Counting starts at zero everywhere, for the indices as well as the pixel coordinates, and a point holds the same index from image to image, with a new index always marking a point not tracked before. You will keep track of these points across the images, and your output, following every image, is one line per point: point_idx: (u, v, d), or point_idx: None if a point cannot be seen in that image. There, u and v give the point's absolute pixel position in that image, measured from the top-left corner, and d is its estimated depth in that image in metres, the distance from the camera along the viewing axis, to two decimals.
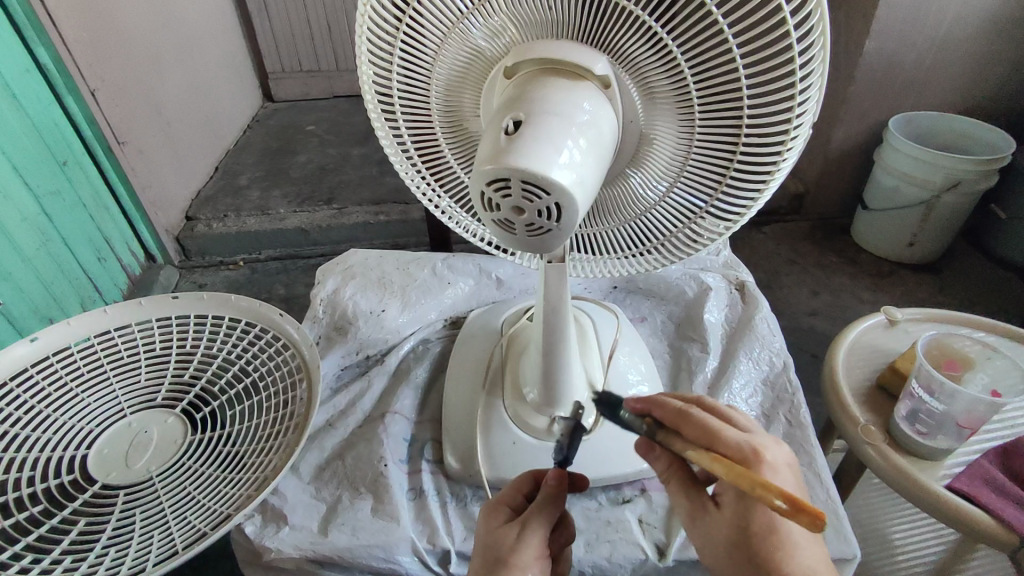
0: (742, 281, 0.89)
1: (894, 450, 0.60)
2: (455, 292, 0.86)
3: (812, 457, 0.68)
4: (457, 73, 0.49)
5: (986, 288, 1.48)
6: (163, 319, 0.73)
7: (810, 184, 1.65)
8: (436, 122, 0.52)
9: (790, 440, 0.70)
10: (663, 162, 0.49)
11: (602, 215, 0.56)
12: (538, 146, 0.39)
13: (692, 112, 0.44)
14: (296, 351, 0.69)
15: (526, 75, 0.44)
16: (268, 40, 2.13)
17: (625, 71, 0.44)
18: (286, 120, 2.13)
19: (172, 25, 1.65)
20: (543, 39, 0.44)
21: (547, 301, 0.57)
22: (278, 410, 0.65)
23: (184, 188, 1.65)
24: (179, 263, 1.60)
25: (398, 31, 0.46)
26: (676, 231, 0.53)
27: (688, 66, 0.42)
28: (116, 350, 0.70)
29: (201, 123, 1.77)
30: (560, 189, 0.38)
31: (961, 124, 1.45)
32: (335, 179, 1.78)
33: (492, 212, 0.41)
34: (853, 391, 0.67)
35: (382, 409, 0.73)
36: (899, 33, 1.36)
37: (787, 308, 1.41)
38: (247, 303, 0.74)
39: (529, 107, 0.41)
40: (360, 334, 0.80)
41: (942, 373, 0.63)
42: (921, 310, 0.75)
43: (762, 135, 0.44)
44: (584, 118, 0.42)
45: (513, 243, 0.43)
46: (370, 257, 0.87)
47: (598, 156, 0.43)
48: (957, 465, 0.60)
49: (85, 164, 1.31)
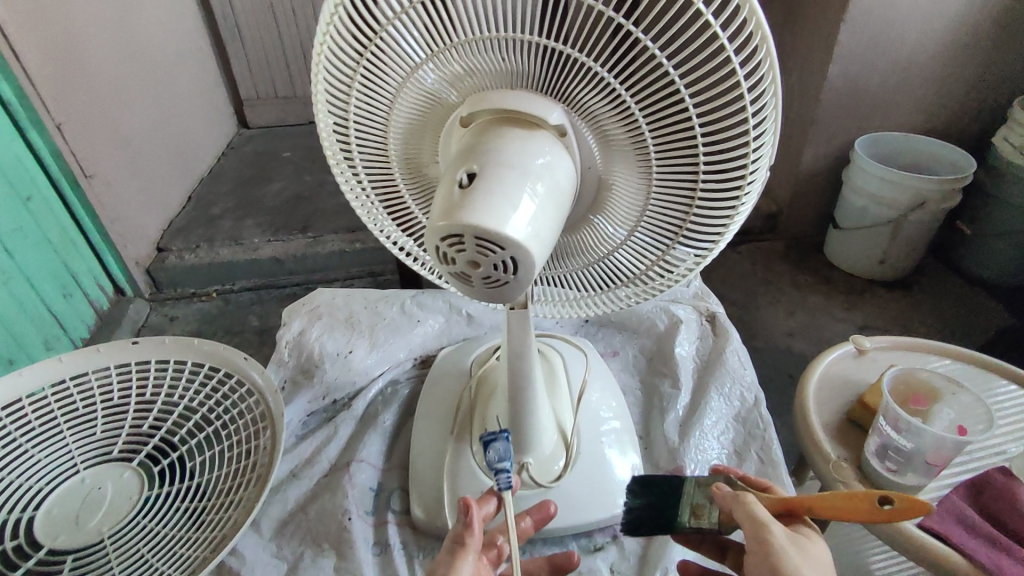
0: (713, 313, 0.89)
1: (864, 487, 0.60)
2: (424, 330, 0.85)
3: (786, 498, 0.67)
4: (413, 120, 0.48)
5: (957, 304, 1.50)
6: (122, 366, 0.70)
7: (783, 205, 1.68)
8: (396, 168, 0.52)
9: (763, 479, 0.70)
10: (623, 209, 0.49)
11: (564, 259, 0.56)
12: (492, 199, 0.38)
13: (649, 159, 0.45)
14: (260, 397, 0.67)
15: (481, 125, 0.44)
16: (242, 68, 2.12)
17: (581, 119, 0.44)
18: (261, 147, 2.11)
19: (144, 56, 1.64)
20: (499, 88, 0.44)
21: (511, 347, 0.56)
22: (242, 461, 0.63)
23: (155, 220, 1.62)
24: (150, 295, 1.57)
25: (351, 81, 0.46)
26: (639, 274, 0.53)
27: (641, 116, 0.42)
28: (71, 400, 0.67)
29: (173, 152, 1.75)
30: (514, 243, 0.38)
31: (925, 145, 1.49)
32: (310, 207, 1.76)
33: (447, 266, 0.41)
34: (823, 424, 0.66)
35: (347, 458, 0.71)
36: (862, 58, 1.39)
37: (763, 329, 1.42)
38: (210, 346, 0.71)
39: (484, 159, 0.41)
40: (326, 377, 0.78)
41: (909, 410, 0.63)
42: (889, 338, 0.75)
43: (719, 180, 0.45)
44: (540, 166, 0.42)
45: (472, 294, 0.42)
46: (338, 295, 0.86)
47: (555, 205, 0.42)
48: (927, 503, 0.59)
49: (49, 197, 1.28)
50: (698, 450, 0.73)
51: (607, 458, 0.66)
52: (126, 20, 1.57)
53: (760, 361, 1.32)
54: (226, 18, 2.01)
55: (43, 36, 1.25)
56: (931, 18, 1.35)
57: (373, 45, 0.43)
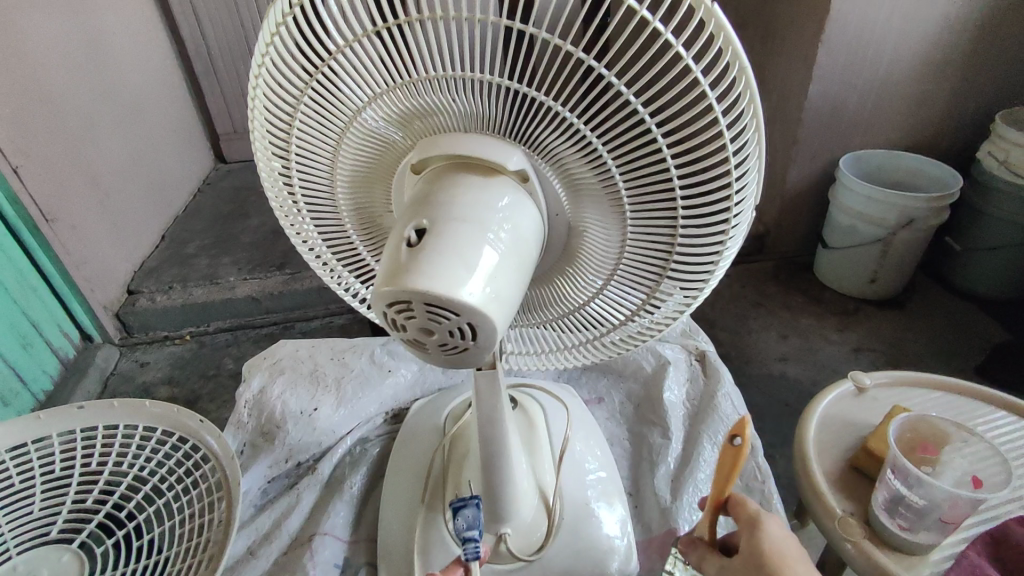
0: (702, 351, 0.84)
1: (873, 544, 0.55)
2: (396, 381, 0.80)
3: None
4: (362, 167, 0.44)
5: (953, 322, 1.46)
6: (65, 433, 0.64)
7: (770, 225, 1.65)
8: (346, 219, 0.48)
9: None
10: (597, 257, 0.45)
11: (537, 308, 0.52)
12: (445, 259, 0.34)
13: (620, 204, 0.41)
14: (217, 463, 0.61)
15: (434, 172, 0.40)
16: (218, 102, 2.09)
17: (544, 162, 0.40)
18: (238, 182, 2.07)
19: (113, 94, 1.60)
20: (452, 131, 0.40)
21: (483, 407, 0.51)
22: (192, 539, 0.58)
23: (126, 261, 1.57)
24: (120, 340, 1.51)
25: (291, 128, 0.42)
26: (617, 325, 0.49)
27: (609, 158, 0.38)
28: (7, 477, 0.62)
29: (145, 191, 1.70)
30: (470, 308, 0.33)
31: (910, 161, 1.47)
32: (288, 242, 1.72)
33: (399, 332, 0.36)
34: (826, 473, 0.61)
35: (309, 532, 0.66)
36: (841, 76, 1.38)
37: (756, 354, 1.37)
38: (162, 408, 0.64)
39: (436, 211, 0.37)
40: (288, 439, 0.73)
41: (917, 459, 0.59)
42: (890, 374, 0.71)
43: (699, 224, 0.41)
44: (500, 216, 0.37)
45: (430, 361, 0.38)
46: (302, 348, 0.81)
47: (518, 259, 0.38)
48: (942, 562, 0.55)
49: (6, 244, 1.23)
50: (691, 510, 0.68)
51: (597, 522, 0.61)
52: (94, 58, 1.53)
53: (755, 388, 1.27)
54: (199, 53, 1.99)
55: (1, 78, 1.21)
56: (908, 35, 1.34)
57: (310, 89, 0.40)
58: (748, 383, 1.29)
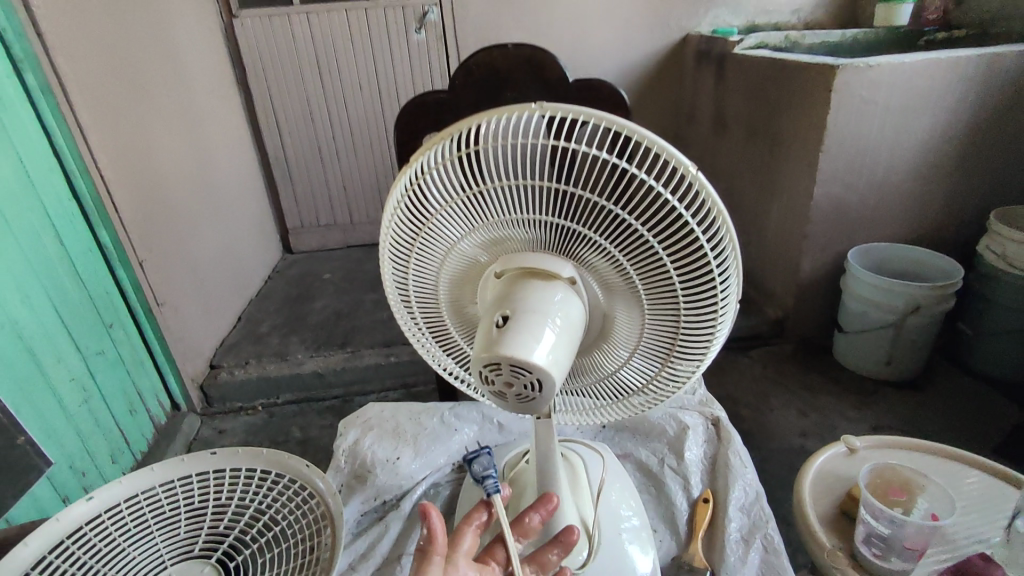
0: (716, 417, 1.01)
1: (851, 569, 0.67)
2: (461, 438, 0.96)
3: None
4: (457, 272, 0.64)
5: (969, 403, 1.54)
6: (200, 474, 0.82)
7: (788, 310, 1.79)
8: (443, 308, 0.67)
9: (767, 566, 0.80)
10: (626, 335, 0.62)
11: (581, 374, 0.69)
12: (522, 335, 0.52)
13: (640, 298, 0.58)
14: (321, 499, 0.77)
15: (510, 277, 0.59)
16: (290, 201, 2.40)
17: (586, 270, 0.58)
18: (304, 270, 2.33)
19: (211, 197, 1.89)
20: (523, 251, 0.59)
21: (538, 450, 0.68)
22: (306, 556, 0.73)
23: (211, 339, 1.79)
24: (202, 409, 1.70)
25: (412, 248, 0.62)
26: (642, 387, 0.65)
27: (631, 267, 0.56)
28: (159, 504, 0.79)
29: (229, 278, 1.95)
30: (539, 367, 0.50)
31: (912, 253, 1.61)
32: (349, 324, 1.93)
33: (489, 385, 0.53)
34: (818, 517, 0.74)
35: (398, 551, 0.81)
36: (842, 180, 1.57)
37: (778, 430, 1.47)
38: (275, 455, 0.82)
39: (514, 304, 0.55)
40: (377, 481, 0.89)
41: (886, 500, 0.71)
42: (872, 437, 0.84)
43: (696, 313, 0.58)
44: (557, 307, 0.55)
45: (508, 407, 0.55)
46: (385, 409, 0.98)
47: (569, 336, 0.55)
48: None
49: (126, 324, 1.45)
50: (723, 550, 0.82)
51: (630, 553, 0.75)
52: (201, 168, 1.84)
53: (777, 461, 1.37)
54: (279, 160, 2.31)
55: (137, 191, 1.48)
56: (899, 145, 1.54)
57: (429, 224, 0.60)
58: (770, 457, 1.39)
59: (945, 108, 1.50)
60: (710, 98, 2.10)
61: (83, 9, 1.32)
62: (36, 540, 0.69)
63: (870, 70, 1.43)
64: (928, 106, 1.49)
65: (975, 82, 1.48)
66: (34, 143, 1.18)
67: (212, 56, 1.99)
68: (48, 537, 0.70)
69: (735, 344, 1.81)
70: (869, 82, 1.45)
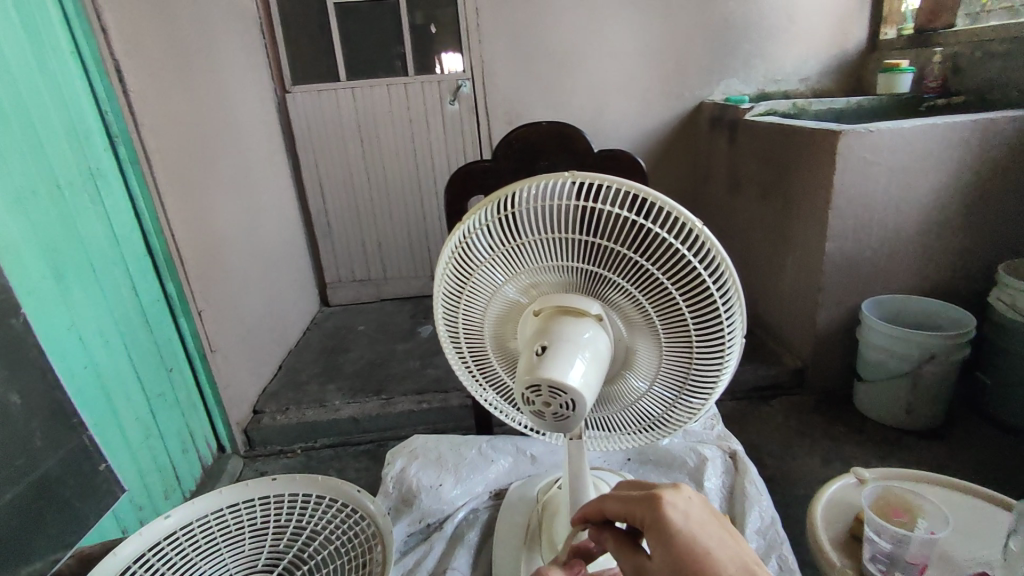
0: (733, 451, 1.12)
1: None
2: (497, 468, 1.11)
3: None
4: (500, 312, 0.75)
5: (993, 451, 1.55)
6: (262, 498, 0.90)
7: (807, 360, 1.84)
8: (487, 342, 0.78)
9: None
10: (647, 367, 0.72)
11: (607, 403, 0.78)
12: (558, 361, 0.61)
13: (659, 334, 0.68)
14: (372, 520, 0.84)
15: (547, 314, 0.69)
16: (329, 257, 2.56)
17: (611, 309, 0.69)
18: (340, 322, 2.46)
19: (260, 253, 2.04)
20: (558, 292, 0.70)
21: (571, 474, 0.81)
22: (359, 571, 0.80)
23: (255, 386, 1.90)
24: (243, 452, 1.78)
25: (463, 290, 0.73)
26: (661, 414, 0.74)
27: (650, 307, 0.66)
28: (226, 524, 0.88)
29: (272, 329, 2.09)
30: (573, 389, 0.60)
31: (926, 305, 1.68)
32: (384, 372, 2.03)
33: (530, 405, 0.63)
34: (832, 541, 0.89)
35: (443, 566, 0.96)
36: (852, 236, 1.65)
37: (802, 477, 1.50)
38: (330, 481, 0.90)
39: (550, 336, 0.65)
40: (422, 504, 1.05)
41: (892, 519, 0.86)
42: (881, 470, 1.00)
43: (708, 347, 0.67)
44: (588, 340, 0.65)
45: (546, 425, 0.64)
46: (429, 440, 1.16)
47: (598, 365, 0.65)
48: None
49: (184, 370, 1.54)
50: None
51: None
52: (252, 226, 2.00)
53: (801, 506, 1.39)
54: (320, 220, 2.49)
55: (199, 247, 1.62)
56: (905, 203, 1.63)
57: (478, 270, 0.71)
58: (794, 502, 1.41)
59: (945, 168, 1.60)
60: (724, 160, 2.23)
61: (166, 89, 1.52)
62: (125, 548, 0.79)
63: (871, 135, 1.55)
64: (929, 166, 1.59)
65: (973, 144, 1.58)
66: (121, 206, 1.33)
67: (266, 127, 2.20)
68: (135, 548, 0.80)
69: (757, 394, 1.86)
70: (871, 146, 1.56)
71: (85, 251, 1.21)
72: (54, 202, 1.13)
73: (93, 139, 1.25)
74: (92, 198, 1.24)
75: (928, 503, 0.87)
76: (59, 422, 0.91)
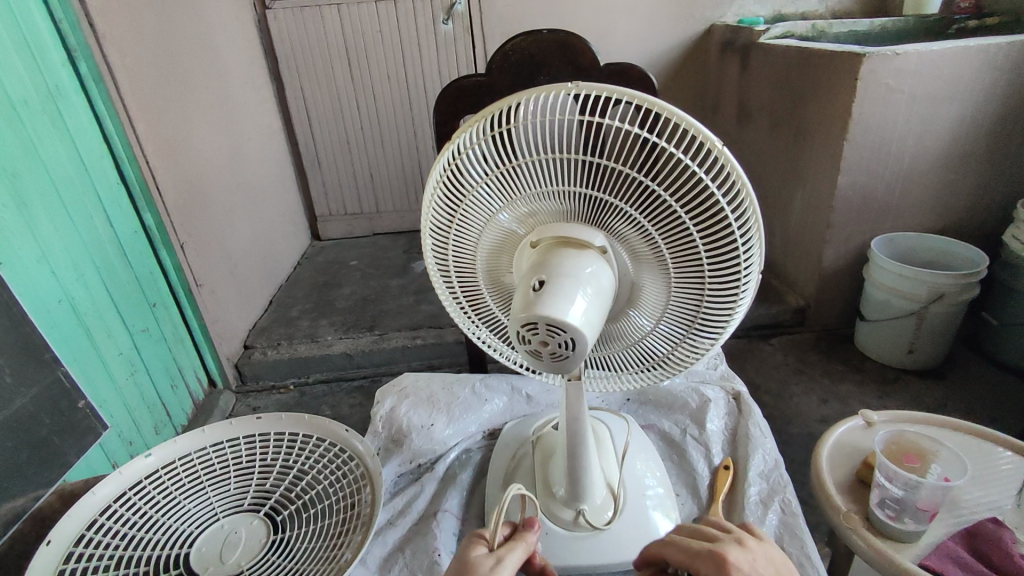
0: (737, 392, 1.11)
1: (874, 534, 0.80)
2: (491, 407, 1.12)
3: (802, 541, 0.85)
4: (494, 244, 0.68)
5: (993, 391, 1.54)
6: (248, 437, 0.88)
7: (811, 299, 1.80)
8: (479, 276, 0.72)
9: (785, 526, 0.88)
10: (653, 304, 0.66)
11: (608, 342, 0.73)
12: (556, 297, 0.56)
13: (667, 268, 0.62)
14: (361, 461, 0.83)
15: (546, 246, 0.63)
16: (319, 189, 2.46)
17: (615, 241, 0.62)
18: (331, 257, 2.39)
19: (245, 183, 1.95)
20: (558, 222, 0.63)
21: (569, 414, 0.77)
22: (348, 511, 0.78)
23: (245, 321, 1.85)
24: (236, 387, 1.75)
25: (452, 219, 0.67)
26: (666, 353, 0.69)
27: (659, 238, 0.60)
28: (210, 463, 0.85)
29: (261, 263, 2.02)
30: (573, 327, 0.55)
31: (936, 242, 1.61)
32: (377, 308, 1.98)
33: (525, 344, 0.58)
34: (837, 484, 0.88)
35: (433, 508, 0.95)
36: (867, 170, 1.57)
37: (799, 416, 1.48)
38: (319, 421, 0.88)
39: (548, 270, 0.59)
40: (412, 445, 1.04)
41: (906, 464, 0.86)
42: (891, 413, 0.99)
43: (721, 283, 0.61)
44: (589, 276, 0.59)
45: (542, 366, 0.59)
46: (420, 379, 1.15)
47: (600, 301, 0.59)
48: (928, 546, 0.79)
49: (169, 304, 1.48)
50: (753, 517, 0.89)
51: (650, 513, 0.86)
52: (235, 152, 1.89)
53: (797, 444, 1.38)
54: (308, 149, 2.38)
55: (178, 175, 1.53)
56: (927, 134, 1.54)
57: (469, 197, 0.64)
58: (791, 440, 1.40)
59: (972, 96, 1.50)
60: (735, 87, 2.11)
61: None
62: (104, 488, 0.75)
63: (897, 58, 1.43)
64: (957, 93, 1.49)
65: (1005, 69, 1.47)
66: (87, 129, 1.23)
67: (246, 48, 2.05)
68: (115, 486, 0.76)
69: (757, 332, 1.83)
70: (896, 70, 1.45)
71: (49, 178, 1.12)
72: (9, 125, 1.04)
73: (47, 53, 1.14)
74: (52, 119, 1.14)
75: (944, 449, 0.86)
76: (30, 359, 0.85)
